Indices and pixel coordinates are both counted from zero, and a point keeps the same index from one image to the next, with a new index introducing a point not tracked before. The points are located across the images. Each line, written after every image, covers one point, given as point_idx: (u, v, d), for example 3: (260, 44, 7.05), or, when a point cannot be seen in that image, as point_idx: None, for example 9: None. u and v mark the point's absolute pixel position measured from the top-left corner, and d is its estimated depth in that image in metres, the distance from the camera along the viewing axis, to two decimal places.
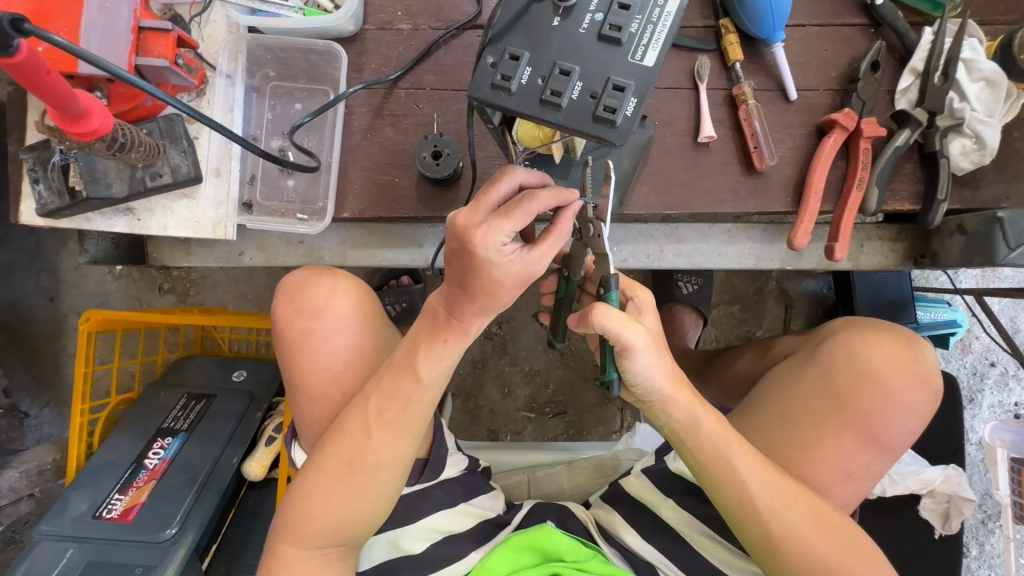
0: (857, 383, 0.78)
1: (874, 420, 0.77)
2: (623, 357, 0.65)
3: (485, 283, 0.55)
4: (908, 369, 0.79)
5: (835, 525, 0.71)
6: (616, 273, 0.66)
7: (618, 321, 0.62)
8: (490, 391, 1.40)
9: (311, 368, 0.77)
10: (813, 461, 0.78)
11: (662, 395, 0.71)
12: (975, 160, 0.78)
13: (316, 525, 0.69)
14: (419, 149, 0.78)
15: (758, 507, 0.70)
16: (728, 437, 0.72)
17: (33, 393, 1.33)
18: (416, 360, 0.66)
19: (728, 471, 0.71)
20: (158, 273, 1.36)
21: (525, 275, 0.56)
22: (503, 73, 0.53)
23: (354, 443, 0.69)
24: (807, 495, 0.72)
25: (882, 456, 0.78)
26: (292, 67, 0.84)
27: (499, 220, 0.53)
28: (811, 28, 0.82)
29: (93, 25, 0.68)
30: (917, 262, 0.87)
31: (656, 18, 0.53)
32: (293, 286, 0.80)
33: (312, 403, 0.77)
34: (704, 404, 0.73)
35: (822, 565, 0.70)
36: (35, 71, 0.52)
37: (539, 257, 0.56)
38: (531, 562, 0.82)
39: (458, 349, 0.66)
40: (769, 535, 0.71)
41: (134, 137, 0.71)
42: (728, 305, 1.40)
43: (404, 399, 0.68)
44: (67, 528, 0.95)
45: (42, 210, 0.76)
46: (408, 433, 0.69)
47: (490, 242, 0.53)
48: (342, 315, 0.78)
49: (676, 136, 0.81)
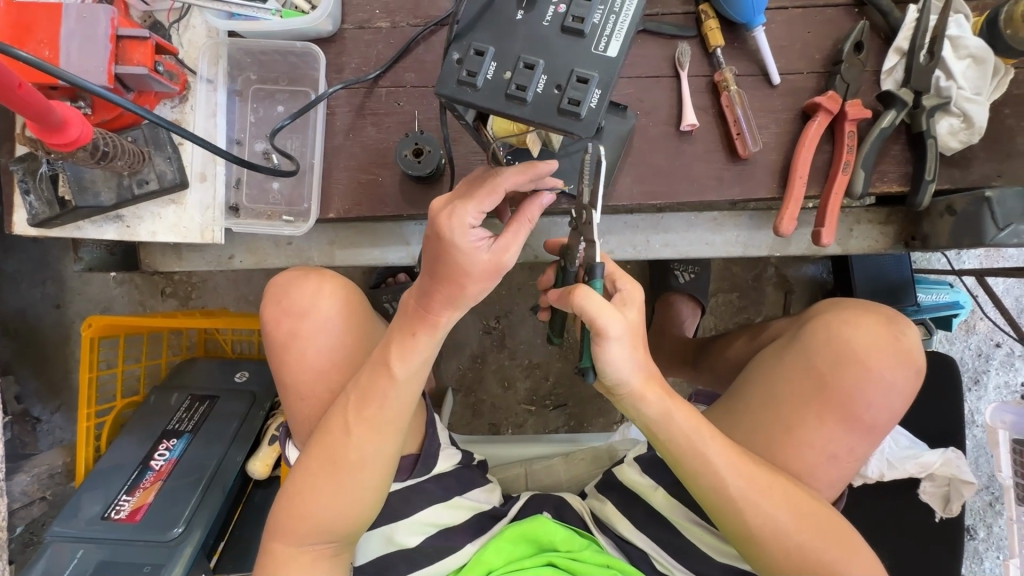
0: (836, 366, 0.78)
1: (856, 401, 0.77)
2: (597, 343, 0.65)
3: (454, 271, 0.58)
4: (889, 348, 0.78)
5: (813, 511, 0.72)
6: (602, 262, 0.67)
7: (598, 306, 0.64)
8: (490, 385, 1.41)
9: (299, 368, 0.78)
10: (794, 445, 0.78)
11: (631, 390, 0.71)
12: (963, 138, 0.76)
13: (308, 523, 0.70)
14: (400, 147, 0.78)
15: (733, 499, 0.71)
16: (701, 428, 0.72)
17: (44, 399, 1.36)
18: (391, 358, 0.67)
19: (704, 463, 0.71)
20: (159, 278, 1.39)
21: (493, 266, 0.59)
22: (468, 69, 0.53)
23: (336, 442, 0.70)
24: (785, 485, 0.72)
25: (866, 437, 0.78)
26: (272, 69, 0.84)
27: (464, 204, 0.56)
28: (793, 11, 0.80)
29: (72, 34, 0.69)
30: (908, 245, 0.86)
31: (619, 9, 0.53)
32: (280, 287, 0.81)
33: (300, 402, 0.78)
34: (675, 398, 0.73)
35: (800, 551, 0.70)
36: (6, 86, 0.53)
37: (506, 246, 0.59)
38: (526, 551, 0.84)
39: (430, 344, 0.67)
40: (748, 526, 0.71)
41: (118, 146, 0.72)
42: (726, 293, 1.39)
43: (382, 395, 0.68)
44: (80, 529, 0.97)
45: (34, 220, 0.77)
46: (388, 429, 0.70)
47: (455, 225, 0.56)
48: (328, 315, 0.79)
49: (659, 125, 0.80)
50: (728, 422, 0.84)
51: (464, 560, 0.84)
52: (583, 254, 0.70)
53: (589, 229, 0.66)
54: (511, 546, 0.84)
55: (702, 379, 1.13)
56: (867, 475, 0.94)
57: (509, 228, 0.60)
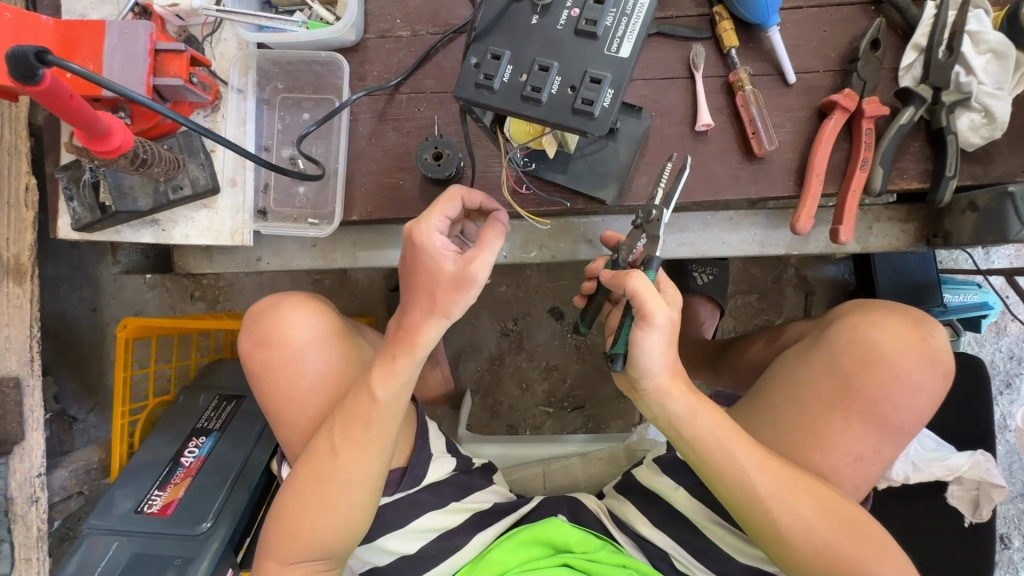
0: (863, 368, 0.78)
1: (883, 403, 0.76)
2: (640, 327, 0.67)
3: (427, 274, 0.68)
4: (916, 350, 0.77)
5: (840, 511, 0.71)
6: (660, 257, 0.70)
7: (652, 293, 0.66)
8: (509, 386, 1.42)
9: (284, 395, 0.82)
10: (820, 446, 0.77)
11: (657, 386, 0.72)
12: (985, 134, 0.75)
13: (298, 542, 0.73)
14: (421, 151, 0.81)
15: (760, 495, 0.71)
16: (726, 426, 0.73)
17: (80, 398, 1.42)
18: (373, 383, 0.72)
19: (730, 462, 0.71)
20: (189, 281, 1.44)
21: (461, 271, 0.67)
22: (486, 73, 0.55)
23: (322, 462, 0.74)
24: (812, 484, 0.72)
25: (893, 439, 0.77)
26: (299, 79, 0.88)
27: (430, 213, 0.68)
28: (808, 10, 0.81)
29: (114, 49, 0.74)
30: (930, 242, 0.85)
31: (631, 12, 0.54)
32: (259, 313, 0.85)
33: (288, 425, 0.83)
34: (701, 398, 0.74)
35: (828, 550, 0.70)
36: (59, 97, 0.58)
37: (475, 257, 0.67)
38: (542, 552, 0.86)
39: (410, 367, 0.72)
40: (774, 524, 0.71)
41: (155, 153, 0.76)
42: (745, 294, 1.39)
43: (366, 416, 0.73)
44: (114, 523, 1.01)
45: (76, 224, 0.82)
46: (375, 446, 0.73)
47: (424, 231, 0.68)
48: (311, 341, 0.83)
49: (674, 126, 0.81)
50: (752, 423, 0.83)
51: (474, 556, 0.86)
52: (639, 249, 0.73)
53: (655, 225, 0.72)
54: (525, 547, 0.85)
55: (722, 380, 1.13)
56: (891, 479, 0.92)
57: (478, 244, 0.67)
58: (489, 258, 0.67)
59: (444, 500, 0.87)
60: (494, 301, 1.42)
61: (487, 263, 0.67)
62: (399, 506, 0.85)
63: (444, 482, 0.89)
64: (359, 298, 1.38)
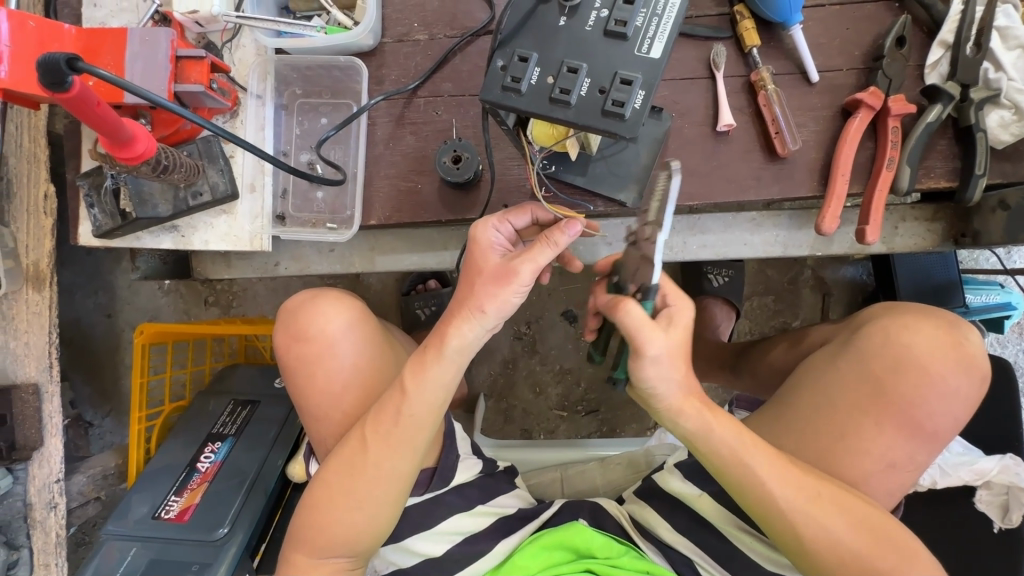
0: (896, 372, 0.76)
1: (917, 408, 0.75)
2: (635, 357, 0.67)
3: (474, 269, 0.70)
4: (951, 354, 0.76)
5: (868, 519, 0.70)
6: (657, 284, 0.68)
7: (640, 321, 0.65)
8: (523, 390, 1.42)
9: (318, 391, 0.83)
10: (855, 454, 0.76)
11: (668, 404, 0.72)
12: (1016, 131, 0.74)
13: (326, 536, 0.75)
14: (440, 154, 0.81)
15: (782, 507, 0.69)
16: (744, 439, 0.71)
17: (96, 404, 1.43)
18: (406, 380, 0.73)
19: (749, 474, 0.70)
20: (204, 286, 1.44)
21: (504, 268, 0.68)
22: (513, 75, 0.54)
23: (355, 455, 0.75)
24: (838, 493, 0.70)
25: (928, 446, 0.76)
26: (316, 84, 0.88)
27: (493, 217, 0.74)
28: (830, 8, 0.79)
29: (136, 56, 0.74)
30: (957, 242, 0.84)
31: (661, 10, 0.54)
32: (291, 310, 0.85)
33: (320, 422, 0.84)
34: (715, 410, 0.72)
35: (859, 561, 0.68)
36: (86, 104, 0.57)
37: (525, 256, 0.68)
38: (564, 558, 0.85)
39: (442, 369, 0.72)
40: (798, 535, 0.70)
41: (176, 159, 0.76)
42: (761, 296, 1.37)
43: (397, 415, 0.73)
44: (130, 529, 1.01)
45: (97, 231, 0.82)
46: (405, 446, 0.74)
47: (484, 228, 0.73)
48: (342, 338, 0.83)
49: (695, 127, 0.80)
50: (779, 427, 0.82)
51: (498, 561, 0.85)
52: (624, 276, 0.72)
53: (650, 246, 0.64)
54: (548, 553, 0.84)
55: (742, 383, 1.12)
56: (918, 484, 0.91)
57: (531, 248, 0.68)
58: (538, 256, 0.67)
59: (465, 505, 0.86)
60: None
61: (534, 261, 0.67)
62: (419, 512, 0.84)
63: (470, 484, 0.89)
64: (372, 302, 1.38)
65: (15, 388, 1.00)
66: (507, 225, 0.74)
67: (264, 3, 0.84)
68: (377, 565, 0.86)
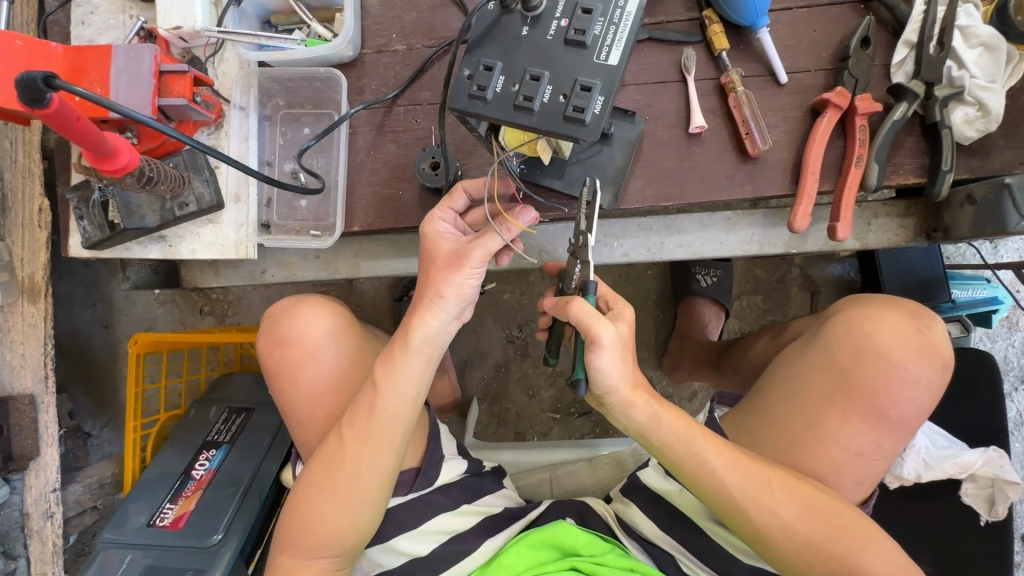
0: (860, 362, 0.77)
1: (880, 396, 0.76)
2: (591, 350, 0.68)
3: (431, 261, 0.73)
4: (912, 342, 0.77)
5: (823, 508, 0.71)
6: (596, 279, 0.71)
7: (592, 314, 0.67)
8: (516, 393, 1.43)
9: (299, 392, 0.84)
10: (820, 443, 0.77)
11: (618, 399, 0.73)
12: (980, 127, 0.75)
13: (311, 537, 0.76)
14: (418, 161, 0.83)
15: (734, 498, 0.71)
16: (691, 430, 0.73)
17: (94, 415, 1.44)
18: (377, 376, 0.75)
19: (701, 459, 0.72)
20: (198, 296, 1.47)
21: (458, 258, 0.70)
22: (478, 84, 0.58)
23: (333, 454, 0.76)
24: (789, 479, 0.72)
25: (893, 433, 0.77)
26: (299, 94, 0.90)
27: (440, 209, 0.75)
28: (797, 11, 0.81)
29: (121, 73, 0.76)
30: (930, 236, 0.86)
31: (618, 19, 0.58)
32: (277, 317, 0.86)
33: (302, 424, 0.85)
34: (663, 402, 0.74)
35: (816, 547, 0.70)
36: (66, 118, 0.59)
37: (476, 241, 0.69)
38: (550, 556, 0.85)
39: (411, 362, 0.74)
40: (753, 523, 0.71)
41: (161, 171, 0.78)
42: (750, 296, 1.38)
43: (372, 411, 0.75)
44: (128, 537, 1.02)
45: (87, 242, 0.84)
46: (374, 441, 0.75)
47: (427, 219, 0.74)
48: (321, 338, 0.85)
49: (668, 128, 0.82)
50: (752, 422, 0.82)
51: (485, 560, 0.86)
52: (579, 274, 0.73)
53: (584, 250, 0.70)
54: (533, 551, 0.85)
55: (726, 381, 1.13)
56: (902, 477, 0.88)
57: (477, 236, 0.70)
58: (488, 242, 0.69)
59: (452, 505, 0.87)
60: (498, 307, 1.43)
61: (484, 247, 0.69)
62: (409, 509, 0.85)
63: (455, 484, 0.89)
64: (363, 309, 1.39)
65: (11, 399, 1.01)
66: (452, 213, 0.75)
67: (246, 18, 0.87)
68: (367, 565, 0.87)
